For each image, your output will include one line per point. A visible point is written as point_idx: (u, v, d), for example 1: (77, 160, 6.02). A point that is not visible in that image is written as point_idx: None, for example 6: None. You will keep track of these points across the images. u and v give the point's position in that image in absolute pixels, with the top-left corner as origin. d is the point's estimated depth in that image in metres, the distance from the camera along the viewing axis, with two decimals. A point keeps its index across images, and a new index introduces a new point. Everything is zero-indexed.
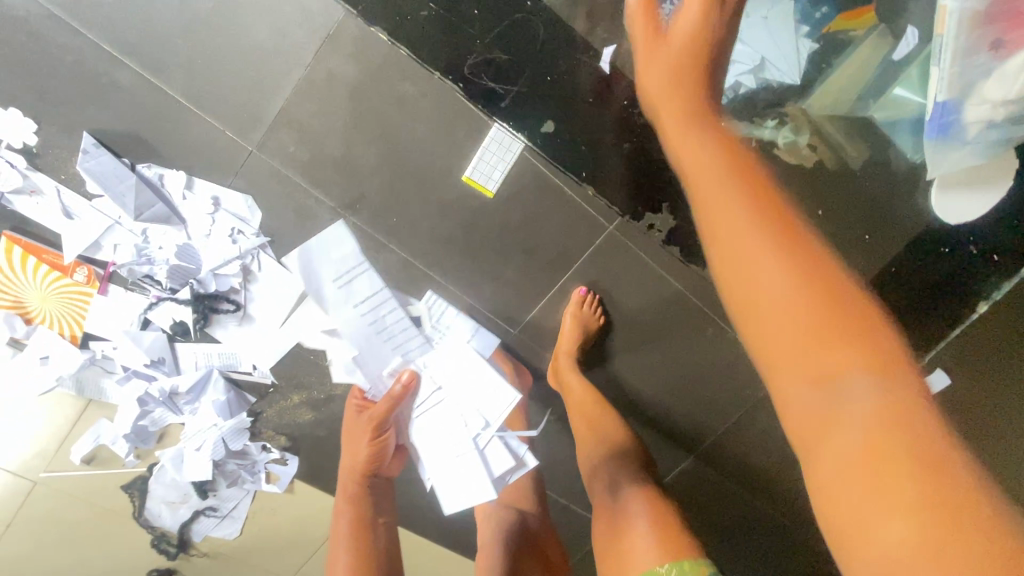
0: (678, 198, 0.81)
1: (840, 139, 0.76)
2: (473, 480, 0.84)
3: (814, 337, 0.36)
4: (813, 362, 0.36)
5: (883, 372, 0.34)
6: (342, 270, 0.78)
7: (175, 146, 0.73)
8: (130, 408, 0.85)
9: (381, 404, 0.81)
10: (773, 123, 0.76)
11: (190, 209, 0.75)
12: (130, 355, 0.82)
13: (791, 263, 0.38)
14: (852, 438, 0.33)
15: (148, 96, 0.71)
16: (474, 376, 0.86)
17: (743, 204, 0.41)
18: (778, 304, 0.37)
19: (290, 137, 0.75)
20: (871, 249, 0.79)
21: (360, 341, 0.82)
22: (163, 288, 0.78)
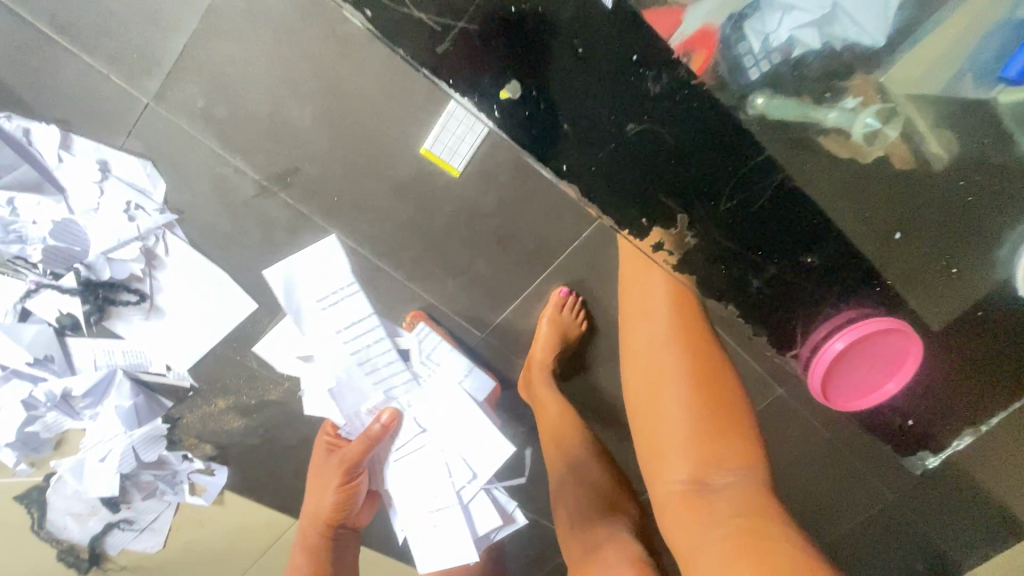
0: (702, 209, 0.50)
1: (925, 127, 0.52)
2: (453, 540, 0.71)
3: (703, 441, 0.47)
4: (703, 449, 0.47)
5: (746, 469, 0.46)
6: (328, 292, 0.66)
7: (44, 91, 0.56)
8: (13, 413, 0.71)
9: (354, 446, 0.69)
10: (847, 99, 0.51)
11: (69, 175, 0.59)
12: (8, 350, 0.66)
13: (696, 386, 0.49)
14: (708, 524, 0.44)
15: (3, 22, 0.54)
16: (466, 421, 0.73)
17: (667, 335, 0.52)
18: (678, 426, 0.49)
19: (199, 88, 0.58)
20: (946, 283, 0.56)
21: (338, 372, 0.70)
22: (42, 273, 0.63)
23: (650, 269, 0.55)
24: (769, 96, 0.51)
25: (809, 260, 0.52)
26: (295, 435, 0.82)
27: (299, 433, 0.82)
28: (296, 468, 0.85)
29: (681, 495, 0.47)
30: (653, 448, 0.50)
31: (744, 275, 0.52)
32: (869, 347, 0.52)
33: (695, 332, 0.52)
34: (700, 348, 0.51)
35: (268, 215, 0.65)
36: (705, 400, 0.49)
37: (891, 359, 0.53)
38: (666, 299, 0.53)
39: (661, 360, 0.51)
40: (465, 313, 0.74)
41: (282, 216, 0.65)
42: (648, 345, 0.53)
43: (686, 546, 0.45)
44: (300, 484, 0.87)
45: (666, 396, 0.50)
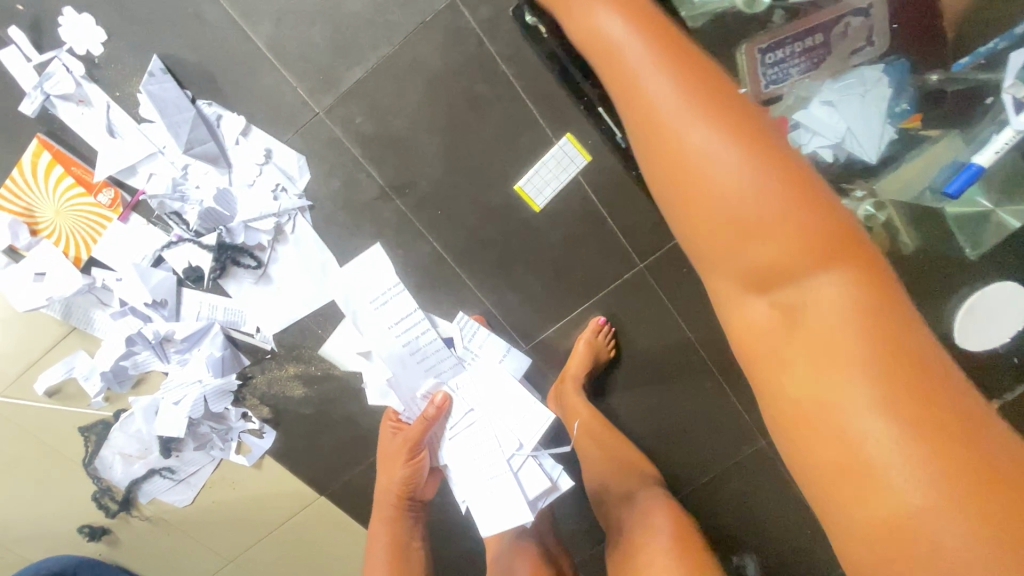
0: None
1: (897, 221, 0.67)
2: (508, 504, 0.81)
3: (861, 358, 0.34)
4: (786, 258, 0.36)
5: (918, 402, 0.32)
6: (379, 293, 0.82)
7: (241, 89, 0.72)
8: (115, 346, 0.80)
9: (415, 425, 0.81)
10: (857, 192, 0.67)
11: (239, 155, 0.74)
12: (134, 290, 0.77)
13: (762, 158, 0.37)
14: (850, 388, 0.34)
15: (228, 35, 0.70)
16: (505, 397, 0.85)
17: (765, 243, 0.37)
18: (820, 364, 0.36)
19: (360, 110, 0.74)
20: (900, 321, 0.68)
21: (395, 362, 0.83)
22: (188, 230, 0.75)
23: (659, 72, 0.41)
24: None
25: None
26: (345, 411, 0.92)
27: (348, 410, 0.92)
28: (336, 442, 0.94)
29: (771, 323, 0.38)
30: (741, 246, 0.37)
31: None
32: None
33: (777, 181, 0.37)
34: (795, 175, 0.37)
35: (382, 215, 0.80)
36: (856, 317, 0.35)
37: None
38: (698, 88, 0.40)
39: (771, 227, 0.36)
40: (518, 324, 0.88)
41: (393, 218, 0.80)
42: (735, 250, 0.38)
43: (834, 454, 0.34)
44: (334, 459, 0.95)
45: (744, 205, 0.36)
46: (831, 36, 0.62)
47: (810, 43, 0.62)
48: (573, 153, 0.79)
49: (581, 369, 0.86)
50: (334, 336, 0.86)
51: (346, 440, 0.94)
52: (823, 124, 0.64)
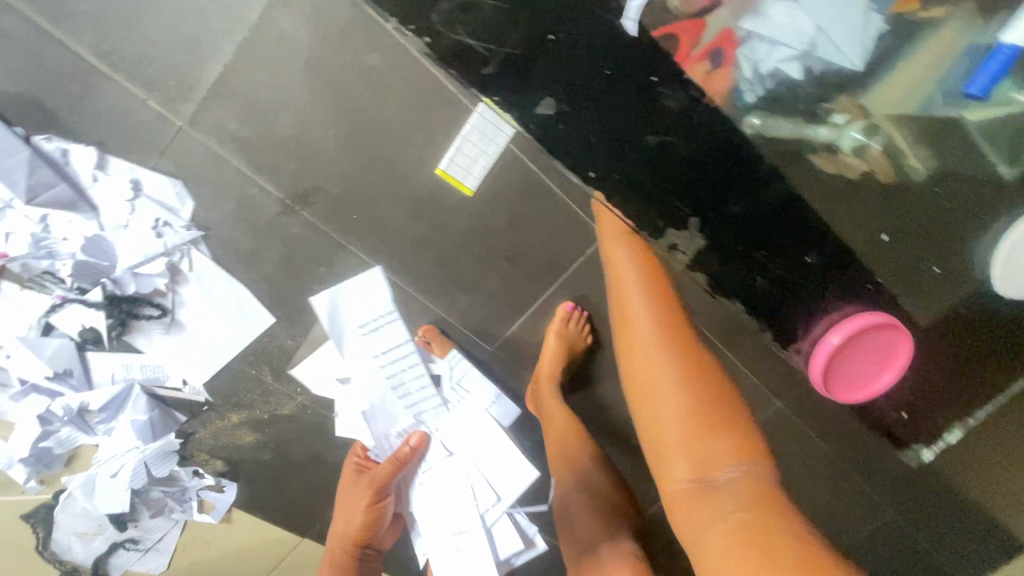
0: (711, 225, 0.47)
1: (904, 144, 0.45)
2: (475, 564, 0.73)
3: (699, 440, 0.47)
4: (697, 440, 0.48)
5: (751, 461, 0.46)
6: (369, 318, 0.72)
7: (84, 114, 0.60)
8: (29, 428, 0.71)
9: (384, 466, 0.73)
10: (840, 115, 0.44)
11: (102, 193, 0.62)
12: (29, 365, 0.68)
13: (688, 372, 0.51)
14: (712, 512, 0.44)
15: (50, 51, 0.57)
16: (490, 447, 0.76)
17: (656, 321, 0.54)
18: (678, 430, 0.49)
19: (231, 113, 0.62)
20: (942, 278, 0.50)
21: (373, 394, 0.74)
22: (69, 288, 0.65)
23: (625, 253, 0.58)
24: (766, 116, 0.45)
25: (809, 258, 0.48)
26: (306, 451, 0.83)
27: (309, 449, 0.83)
28: (305, 483, 0.85)
29: (687, 489, 0.47)
30: (643, 413, 0.52)
31: (750, 274, 0.48)
32: (856, 346, 0.50)
33: (681, 337, 0.53)
34: (712, 388, 0.50)
35: (290, 233, 0.68)
36: (697, 400, 0.49)
37: (879, 350, 0.50)
38: (648, 284, 0.56)
39: (694, 427, 0.48)
40: (476, 328, 0.77)
41: (303, 233, 0.68)
42: (639, 356, 0.53)
43: (685, 530, 0.46)
44: (308, 500, 0.87)
45: (649, 355, 0.52)
46: None
47: None
48: (496, 119, 0.65)
49: (555, 367, 0.75)
50: (272, 375, 0.76)
51: (316, 481, 0.85)
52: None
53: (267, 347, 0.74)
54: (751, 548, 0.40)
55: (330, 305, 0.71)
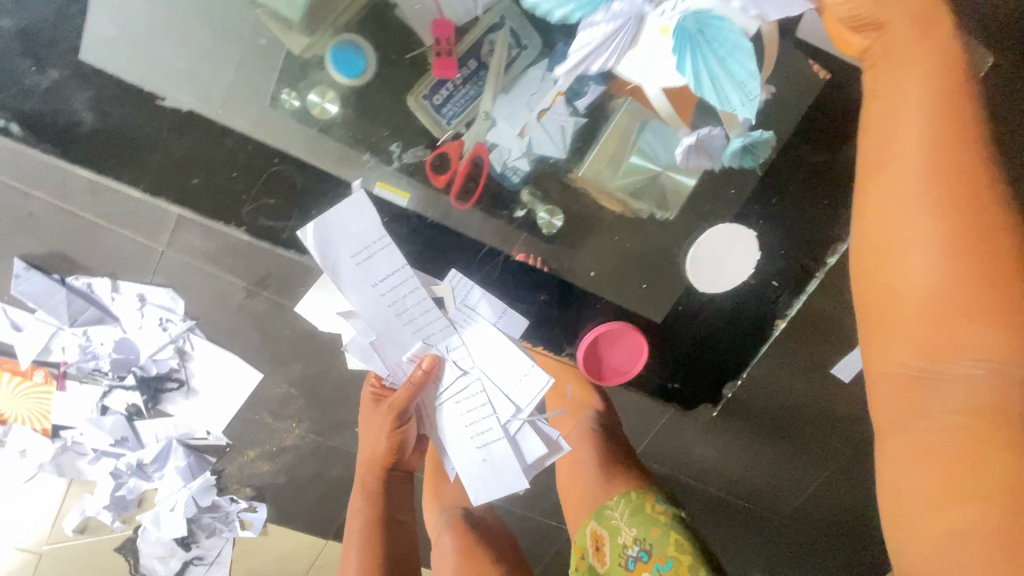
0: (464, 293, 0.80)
1: (628, 201, 0.76)
2: (503, 474, 0.77)
3: (965, 308, 0.41)
4: (946, 312, 0.41)
5: (1010, 354, 0.39)
6: (359, 247, 0.70)
7: (96, 256, 0.82)
8: (107, 482, 0.97)
9: (403, 394, 0.76)
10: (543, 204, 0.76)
11: (120, 307, 0.85)
12: (97, 436, 0.93)
13: (959, 267, 0.41)
14: (921, 411, 0.42)
15: (62, 217, 0.79)
16: (494, 358, 0.78)
17: (918, 194, 0.42)
18: (931, 287, 0.41)
19: (194, 233, 0.82)
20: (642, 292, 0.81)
21: (380, 323, 0.73)
22: (112, 378, 0.89)
23: (900, 112, 0.45)
24: (527, 204, 0.75)
25: (543, 297, 0.79)
26: (312, 471, 1.04)
27: (313, 470, 1.04)
28: (318, 496, 1.07)
29: (904, 368, 0.43)
30: (868, 244, 0.46)
31: None
32: (607, 344, 0.82)
33: (967, 223, 0.41)
34: (999, 294, 0.40)
35: (256, 309, 0.88)
36: (963, 240, 0.41)
37: (629, 348, 0.82)
38: (919, 161, 0.43)
39: (944, 306, 0.41)
40: None
41: (268, 307, 0.88)
42: (898, 201, 0.43)
43: (885, 405, 0.45)
44: (322, 509, 1.08)
45: (909, 244, 0.43)
46: (482, 58, 0.69)
47: (467, 72, 0.69)
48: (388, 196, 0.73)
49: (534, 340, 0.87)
50: (270, 417, 0.98)
51: (325, 493, 1.07)
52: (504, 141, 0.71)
53: (262, 396, 0.96)
54: (956, 449, 0.40)
55: (321, 230, 0.68)
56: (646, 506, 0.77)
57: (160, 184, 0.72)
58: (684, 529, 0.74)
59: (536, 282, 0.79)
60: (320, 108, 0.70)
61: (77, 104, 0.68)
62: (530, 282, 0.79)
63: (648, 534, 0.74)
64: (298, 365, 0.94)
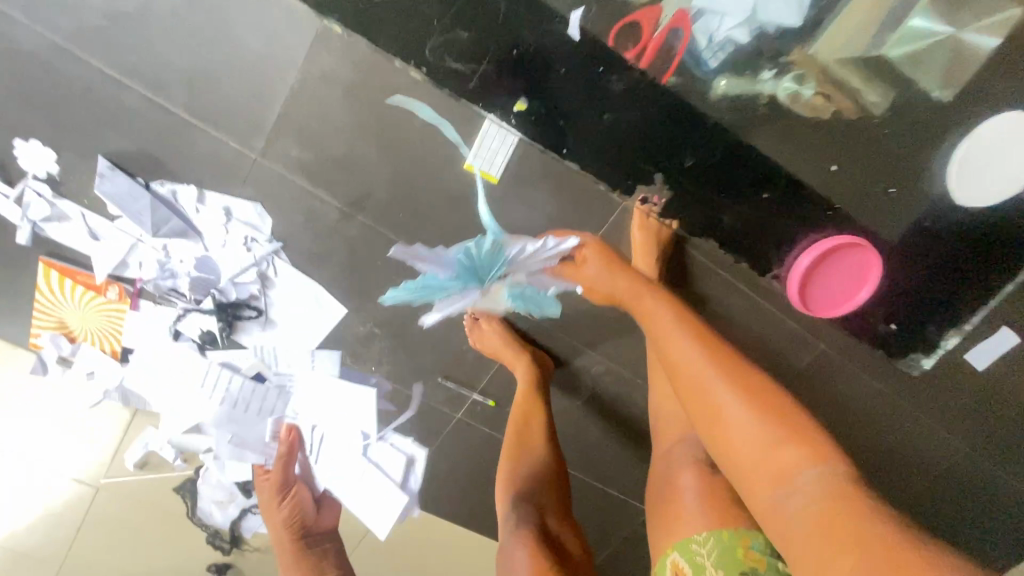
0: (672, 167, 0.73)
1: (858, 83, 0.73)
2: (385, 493, 0.98)
3: (776, 434, 0.52)
4: (774, 449, 0.51)
5: (828, 461, 0.49)
6: (203, 379, 0.87)
7: (183, 160, 0.74)
8: (172, 416, 0.90)
9: (276, 468, 0.94)
10: (766, 76, 0.72)
11: (203, 221, 0.77)
12: (166, 364, 0.86)
13: (759, 410, 0.54)
14: (785, 522, 0.48)
15: (152, 112, 0.71)
16: (331, 402, 0.93)
17: (718, 379, 0.57)
18: (749, 437, 0.53)
19: (293, 141, 0.73)
20: (881, 199, 0.77)
21: (228, 423, 0.90)
22: (189, 300, 0.81)
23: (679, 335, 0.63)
24: (730, 79, 0.72)
25: (763, 196, 0.75)
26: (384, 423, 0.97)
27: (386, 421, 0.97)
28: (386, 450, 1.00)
29: (776, 504, 0.50)
30: (719, 444, 0.55)
31: (713, 214, 0.77)
32: (828, 261, 0.78)
33: (745, 372, 0.57)
34: (777, 411, 0.53)
35: (350, 235, 0.80)
36: (756, 411, 0.54)
37: (854, 269, 0.77)
38: (691, 338, 0.62)
39: (761, 435, 0.52)
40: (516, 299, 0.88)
41: (362, 234, 0.80)
42: (726, 419, 0.55)
43: (784, 540, 0.48)
44: None
45: (727, 414, 0.55)
46: None
47: None
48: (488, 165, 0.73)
49: (651, 261, 0.77)
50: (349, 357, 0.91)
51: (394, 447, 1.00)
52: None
53: (342, 334, 0.88)
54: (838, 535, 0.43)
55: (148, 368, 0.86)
56: (741, 550, 0.61)
57: (286, 62, 0.68)
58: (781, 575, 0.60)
59: (761, 171, 0.74)
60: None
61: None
62: (750, 174, 0.74)
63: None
64: (386, 300, 0.86)
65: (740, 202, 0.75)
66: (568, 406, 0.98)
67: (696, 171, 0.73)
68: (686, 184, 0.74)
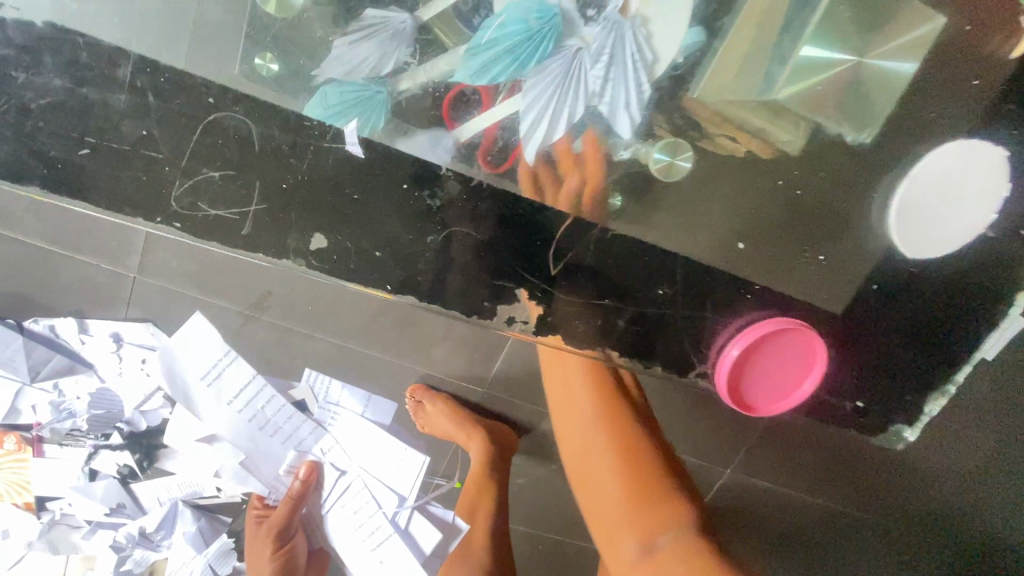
0: (532, 280, 0.43)
1: (767, 122, 0.50)
2: (399, 572, 0.73)
3: (640, 508, 0.60)
4: (645, 515, 0.60)
5: (676, 526, 0.59)
6: (208, 367, 0.69)
7: (59, 292, 0.67)
8: (108, 556, 0.82)
9: (281, 508, 0.72)
10: (624, 149, 0.49)
11: (92, 351, 0.69)
12: (88, 506, 0.77)
13: (618, 470, 0.62)
14: None
15: (16, 249, 0.65)
16: (370, 444, 0.76)
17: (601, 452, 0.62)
18: (612, 499, 0.62)
19: (170, 252, 0.66)
20: (814, 272, 0.49)
21: (245, 442, 0.71)
22: (96, 437, 0.73)
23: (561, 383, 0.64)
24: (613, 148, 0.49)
25: (661, 290, 0.45)
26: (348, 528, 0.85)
27: None
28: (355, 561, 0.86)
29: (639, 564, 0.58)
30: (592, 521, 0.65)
31: (604, 325, 0.44)
32: (772, 352, 0.42)
33: (623, 440, 0.63)
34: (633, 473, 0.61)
35: (258, 338, 0.72)
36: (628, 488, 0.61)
37: (802, 360, 0.43)
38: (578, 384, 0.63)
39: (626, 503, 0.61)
40: (462, 372, 0.78)
41: (270, 334, 0.72)
42: (599, 494, 0.63)
43: None
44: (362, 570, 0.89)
45: (596, 466, 0.63)
46: None
47: None
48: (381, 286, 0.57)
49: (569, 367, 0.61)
50: None
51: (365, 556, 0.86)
52: (580, 78, 0.46)
53: None
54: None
55: (167, 357, 0.68)
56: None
57: None
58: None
59: (651, 260, 0.46)
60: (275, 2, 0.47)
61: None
62: (641, 263, 0.45)
63: None
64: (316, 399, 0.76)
65: (635, 302, 0.44)
66: (551, 475, 0.87)
67: (569, 275, 0.43)
68: (568, 288, 0.43)
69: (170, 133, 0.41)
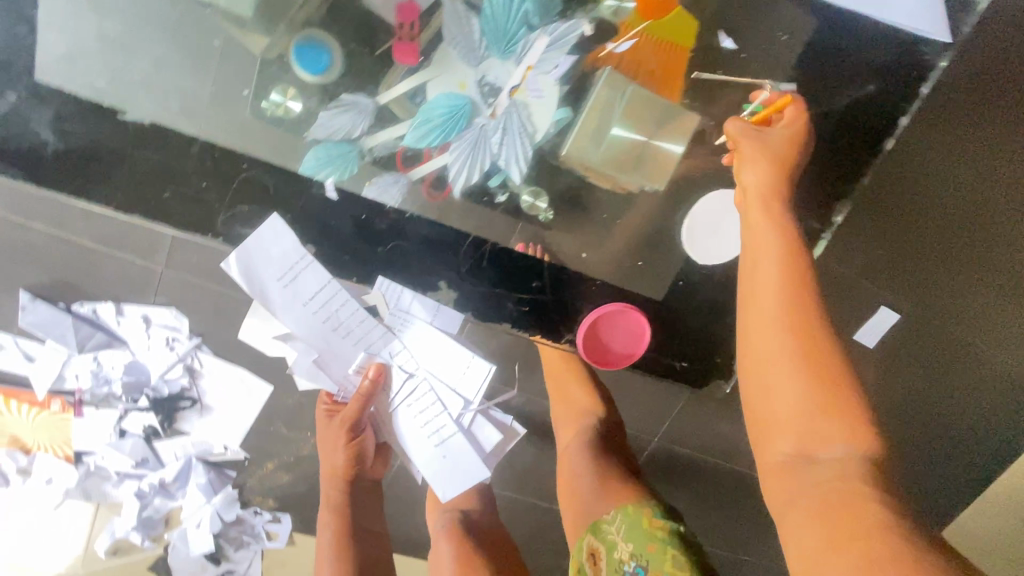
0: (446, 274, 0.61)
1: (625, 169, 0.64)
2: (462, 466, 0.79)
3: (808, 405, 0.49)
4: (819, 427, 0.49)
5: (831, 422, 0.48)
6: (285, 267, 0.60)
7: (100, 284, 0.83)
8: (132, 503, 0.98)
9: (355, 403, 0.77)
10: (502, 193, 0.63)
11: (127, 330, 0.86)
12: (117, 459, 0.94)
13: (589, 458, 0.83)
14: (823, 495, 0.47)
15: (65, 250, 0.79)
16: (438, 353, 0.73)
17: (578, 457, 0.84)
18: (781, 403, 0.50)
19: (190, 252, 0.81)
20: (659, 273, 0.65)
21: (318, 342, 0.67)
22: (127, 400, 0.90)
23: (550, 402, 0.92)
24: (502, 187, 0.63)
25: (536, 283, 0.62)
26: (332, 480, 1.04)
27: None
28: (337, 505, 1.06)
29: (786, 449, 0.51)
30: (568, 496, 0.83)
31: (504, 306, 0.62)
32: (612, 326, 0.63)
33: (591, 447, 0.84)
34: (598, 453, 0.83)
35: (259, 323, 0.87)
36: (798, 336, 0.51)
37: (631, 332, 0.64)
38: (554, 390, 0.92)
39: (796, 421, 0.50)
40: None
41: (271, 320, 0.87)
42: (768, 405, 0.51)
43: (781, 483, 0.51)
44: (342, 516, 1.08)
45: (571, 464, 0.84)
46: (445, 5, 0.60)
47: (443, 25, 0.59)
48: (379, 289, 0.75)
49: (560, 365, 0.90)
50: (286, 427, 0.99)
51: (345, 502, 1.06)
52: (484, 148, 0.61)
53: (274, 407, 0.97)
54: (822, 402, 0.49)
55: (240, 255, 0.58)
56: (644, 519, 0.70)
57: None
58: (683, 546, 0.68)
59: (534, 261, 0.62)
60: (283, 109, 0.59)
61: (35, 126, 0.54)
62: (525, 262, 0.62)
63: (646, 550, 0.67)
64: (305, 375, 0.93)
65: (525, 288, 0.62)
66: None
67: (472, 273, 0.62)
68: (473, 281, 0.62)
69: (216, 183, 0.56)
